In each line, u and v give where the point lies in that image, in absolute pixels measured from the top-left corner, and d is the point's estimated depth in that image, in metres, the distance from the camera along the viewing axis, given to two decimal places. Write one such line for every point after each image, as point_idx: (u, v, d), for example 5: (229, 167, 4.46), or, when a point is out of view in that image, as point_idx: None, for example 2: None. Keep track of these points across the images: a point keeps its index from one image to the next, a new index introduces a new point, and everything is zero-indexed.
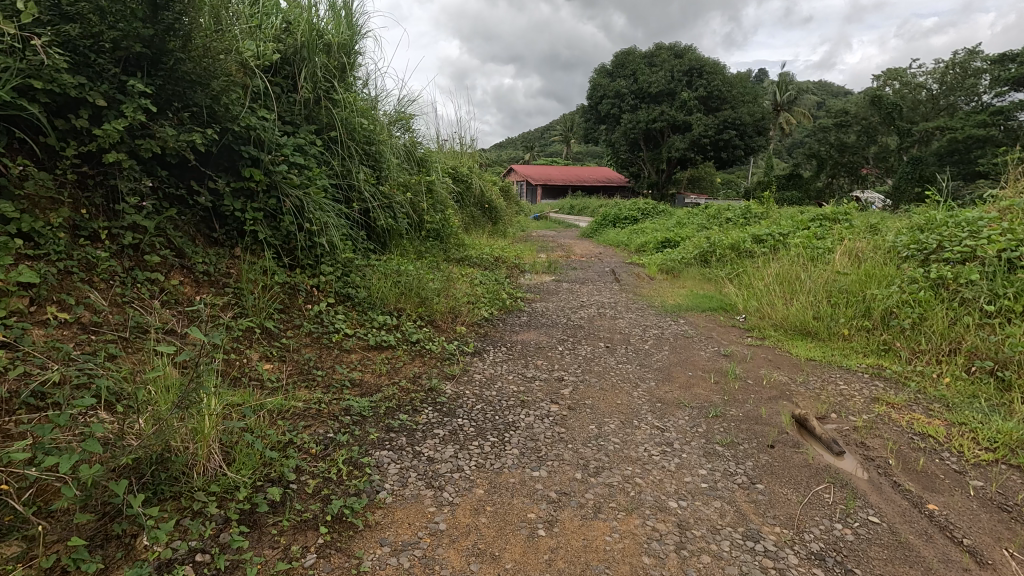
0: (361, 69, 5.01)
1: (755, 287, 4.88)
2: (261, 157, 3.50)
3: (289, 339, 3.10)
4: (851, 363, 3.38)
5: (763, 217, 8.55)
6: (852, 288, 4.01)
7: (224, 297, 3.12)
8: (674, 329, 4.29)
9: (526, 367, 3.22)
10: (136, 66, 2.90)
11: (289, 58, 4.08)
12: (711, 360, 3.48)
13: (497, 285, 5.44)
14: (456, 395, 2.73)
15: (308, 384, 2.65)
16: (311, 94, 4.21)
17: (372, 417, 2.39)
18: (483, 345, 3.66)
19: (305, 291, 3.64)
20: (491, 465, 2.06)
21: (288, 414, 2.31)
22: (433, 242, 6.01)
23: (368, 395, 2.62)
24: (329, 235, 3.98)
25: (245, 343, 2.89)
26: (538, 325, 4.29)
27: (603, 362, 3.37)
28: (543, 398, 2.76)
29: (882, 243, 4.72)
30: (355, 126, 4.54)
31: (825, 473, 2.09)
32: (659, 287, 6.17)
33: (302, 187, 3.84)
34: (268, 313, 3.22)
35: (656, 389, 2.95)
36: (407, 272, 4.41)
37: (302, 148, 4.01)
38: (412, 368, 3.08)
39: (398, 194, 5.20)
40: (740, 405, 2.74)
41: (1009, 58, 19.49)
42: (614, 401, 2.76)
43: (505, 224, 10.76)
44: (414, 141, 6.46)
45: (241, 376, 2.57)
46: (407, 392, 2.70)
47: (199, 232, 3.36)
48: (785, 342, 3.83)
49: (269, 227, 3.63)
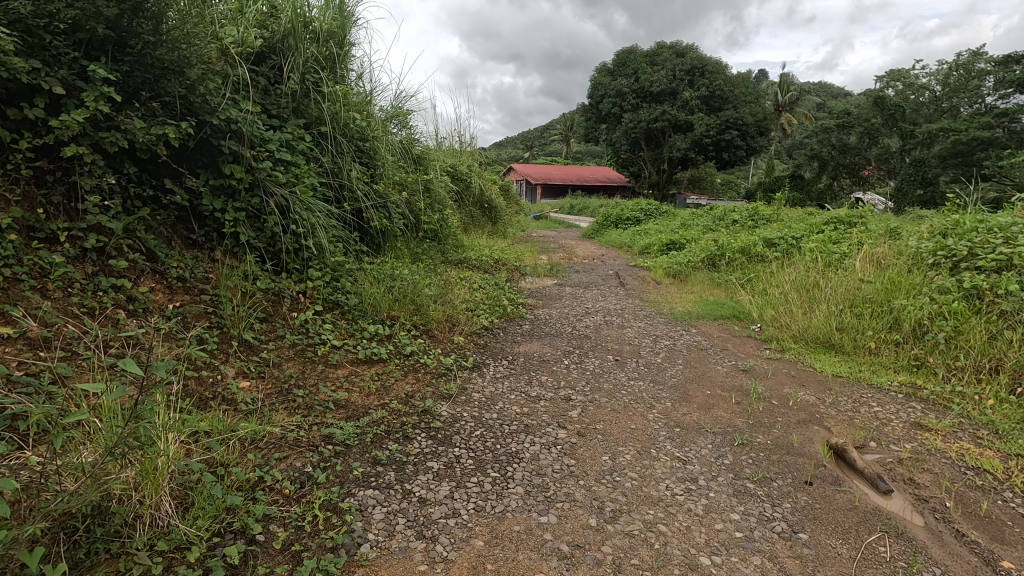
0: (354, 61, 4.74)
1: (771, 294, 4.61)
2: (242, 153, 3.23)
3: (271, 353, 2.83)
4: (882, 381, 3.11)
5: (771, 219, 8.29)
6: (878, 298, 3.74)
7: (201, 306, 2.86)
8: (686, 339, 4.01)
9: (529, 384, 2.95)
10: (101, 50, 2.62)
11: (276, 47, 3.82)
12: (729, 376, 3.21)
13: (497, 290, 5.17)
14: (453, 418, 2.46)
15: (288, 406, 2.38)
16: (299, 86, 3.93)
17: (358, 447, 2.12)
18: (483, 358, 3.37)
19: (290, 297, 3.37)
20: (492, 508, 1.79)
21: (262, 443, 2.05)
22: (429, 245, 5.72)
23: (355, 419, 2.35)
24: (318, 237, 3.71)
25: (221, 359, 2.62)
26: (541, 335, 4.02)
27: (614, 378, 3.10)
28: (549, 421, 2.49)
29: (904, 249, 4.46)
30: (347, 122, 4.28)
31: (875, 518, 1.82)
32: (666, 292, 5.89)
33: (288, 185, 3.57)
34: (248, 324, 2.95)
35: (673, 411, 2.68)
36: (402, 278, 4.13)
37: (290, 143, 3.74)
38: (405, 385, 2.80)
39: (393, 193, 4.93)
40: (768, 431, 2.47)
41: (1014, 59, 19.25)
42: (628, 426, 2.48)
43: (504, 225, 10.48)
44: (411, 138, 6.18)
45: (212, 398, 2.30)
46: (399, 416, 2.42)
47: (174, 234, 3.09)
48: (807, 356, 3.55)
49: (252, 229, 3.37)
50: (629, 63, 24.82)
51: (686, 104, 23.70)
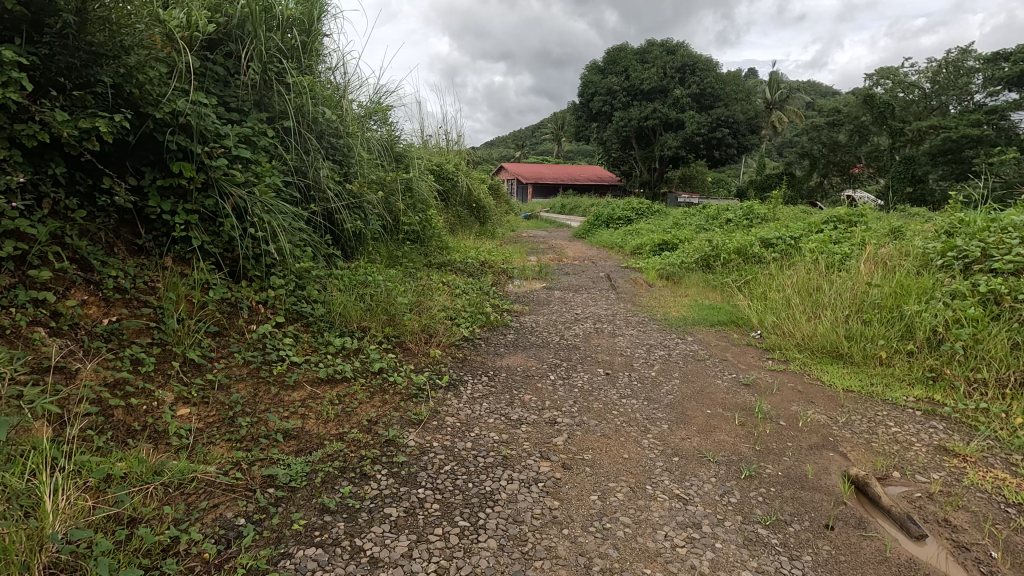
0: (324, 52, 4.43)
1: (771, 299, 4.34)
2: (193, 149, 2.92)
3: (219, 373, 2.52)
4: (897, 397, 2.84)
5: (766, 219, 8.05)
6: (887, 303, 3.47)
7: (142, 321, 2.55)
8: (682, 349, 3.73)
9: (511, 405, 2.65)
10: (14, 30, 2.28)
11: (233, 33, 3.49)
12: (731, 392, 2.93)
13: (481, 295, 4.86)
14: (421, 449, 2.16)
15: (232, 436, 2.07)
16: (260, 77, 3.61)
17: (305, 490, 1.82)
18: (461, 374, 3.06)
19: (247, 308, 3.05)
20: (457, 571, 1.49)
21: (191, 488, 1.75)
22: (410, 248, 5.40)
23: (306, 453, 2.04)
24: (280, 241, 3.39)
25: (158, 383, 2.31)
26: (526, 346, 3.72)
27: (604, 396, 2.80)
28: (531, 451, 2.19)
29: (910, 248, 4.20)
30: (315, 116, 3.95)
31: (911, 574, 1.55)
32: (660, 296, 5.60)
33: (246, 185, 3.25)
34: (196, 340, 2.64)
35: (671, 436, 2.39)
36: (375, 285, 3.82)
37: (250, 139, 3.42)
38: (369, 408, 2.49)
39: (369, 193, 4.62)
40: (777, 461, 2.19)
41: (1003, 56, 19.19)
42: (620, 456, 2.19)
43: (492, 225, 10.16)
44: (391, 134, 5.87)
45: (140, 432, 1.99)
46: (358, 448, 2.12)
47: (117, 240, 2.77)
48: (813, 368, 3.27)
49: (206, 233, 3.05)
50: (619, 61, 24.56)
51: (677, 102, 23.49)
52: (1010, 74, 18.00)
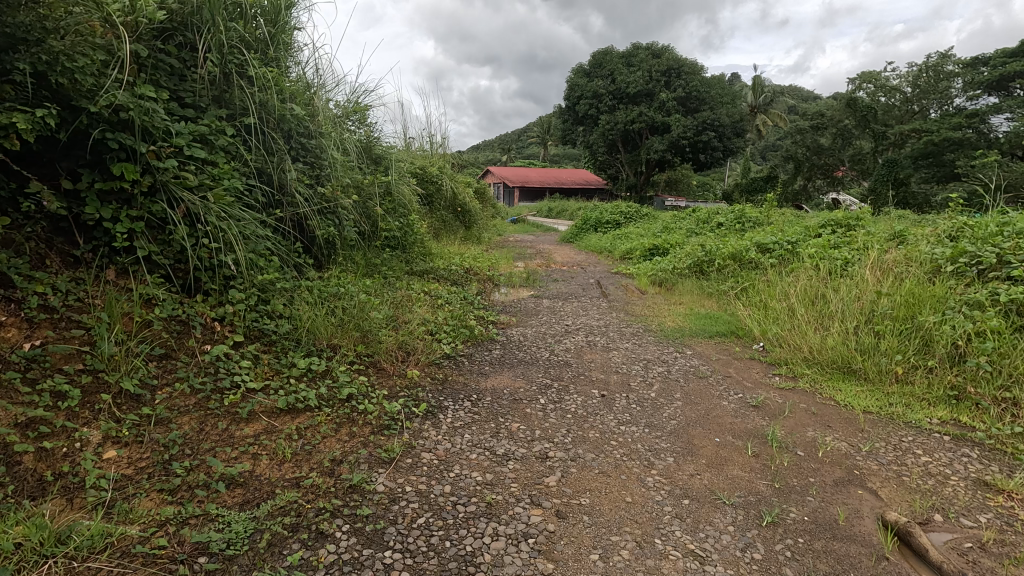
0: (294, 45, 4.12)
1: (773, 309, 4.08)
2: (137, 149, 2.58)
3: (160, 405, 2.18)
4: (921, 419, 2.59)
5: (759, 223, 7.84)
6: (899, 314, 3.23)
7: (71, 345, 2.20)
8: (681, 365, 3.45)
9: (496, 436, 2.34)
10: None
11: (188, 22, 3.16)
12: (739, 415, 2.66)
13: (465, 306, 4.55)
14: (391, 497, 1.85)
15: (163, 487, 1.75)
16: (218, 69, 3.28)
17: (245, 559, 1.50)
18: (440, 398, 2.75)
19: (201, 326, 2.71)
20: None
21: (103, 560, 1.42)
22: (389, 255, 5.08)
23: (252, 506, 1.72)
24: (240, 251, 3.06)
25: (83, 420, 1.96)
26: (513, 364, 3.42)
27: (600, 424, 2.51)
28: (519, 496, 1.89)
29: (916, 254, 3.98)
30: (281, 113, 3.63)
31: None
32: (653, 304, 5.33)
33: (200, 189, 2.91)
34: (136, 366, 2.30)
35: (678, 472, 2.10)
36: (348, 298, 3.50)
37: (206, 138, 3.09)
38: (334, 444, 2.17)
39: (343, 196, 4.29)
40: (801, 502, 1.91)
41: (982, 61, 19.35)
42: (622, 501, 1.89)
43: (478, 229, 9.84)
44: (369, 135, 5.55)
45: (50, 486, 1.66)
46: (316, 497, 1.80)
47: (49, 250, 2.42)
48: (825, 386, 3.01)
49: (154, 243, 2.71)
50: (605, 64, 24.36)
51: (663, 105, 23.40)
52: (989, 79, 18.13)
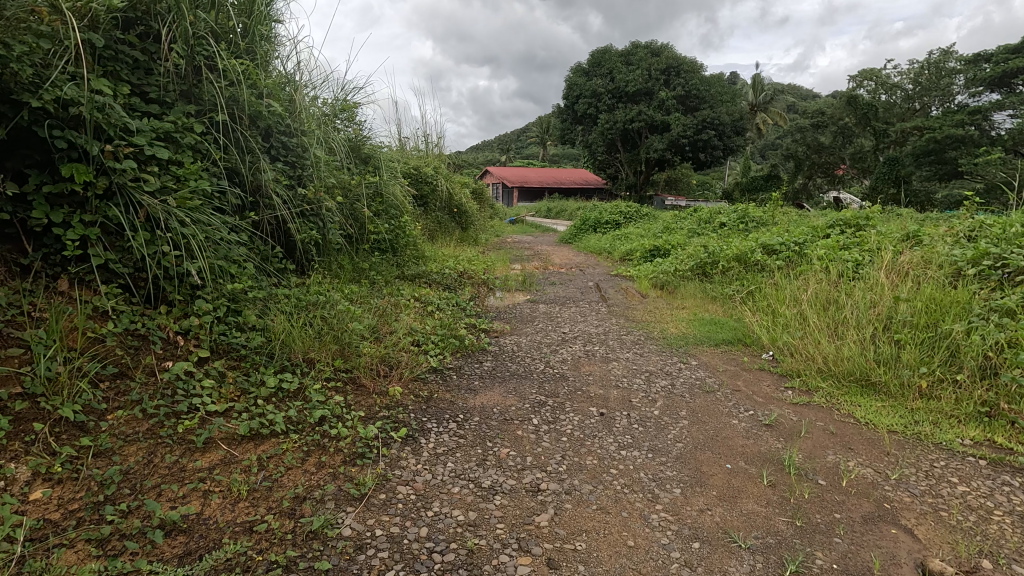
0: (274, 39, 3.89)
1: (783, 315, 3.84)
2: (89, 148, 2.34)
3: (106, 433, 1.93)
4: (951, 441, 2.35)
5: (763, 223, 7.61)
6: (921, 322, 2.99)
7: (7, 365, 1.94)
8: (686, 377, 3.21)
9: (483, 465, 2.10)
10: None
11: (152, 10, 2.92)
12: (751, 436, 2.42)
13: (456, 313, 4.30)
14: (358, 545, 1.61)
15: (92, 537, 1.51)
16: (186, 61, 3.04)
17: None
18: (423, 419, 2.51)
19: (162, 341, 2.47)
20: None
21: None
22: (377, 259, 4.84)
23: (193, 560, 1.50)
24: (209, 257, 2.81)
25: (11, 455, 1.71)
26: (505, 378, 3.17)
27: (599, 448, 2.26)
28: (506, 540, 1.65)
29: (933, 255, 3.74)
30: (256, 109, 3.39)
31: None
32: (655, 309, 5.09)
33: (164, 191, 2.67)
34: (81, 390, 2.05)
35: (686, 508, 1.86)
36: (328, 307, 3.26)
37: (172, 136, 2.85)
38: (299, 479, 1.93)
39: (325, 198, 4.05)
40: (828, 545, 1.67)
41: (984, 57, 19.09)
42: (623, 545, 1.65)
43: (474, 231, 9.60)
44: (358, 134, 5.31)
45: None
46: (271, 547, 1.57)
47: None
48: (843, 401, 2.78)
49: (111, 250, 2.46)
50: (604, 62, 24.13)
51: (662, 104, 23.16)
52: (992, 75, 17.89)
